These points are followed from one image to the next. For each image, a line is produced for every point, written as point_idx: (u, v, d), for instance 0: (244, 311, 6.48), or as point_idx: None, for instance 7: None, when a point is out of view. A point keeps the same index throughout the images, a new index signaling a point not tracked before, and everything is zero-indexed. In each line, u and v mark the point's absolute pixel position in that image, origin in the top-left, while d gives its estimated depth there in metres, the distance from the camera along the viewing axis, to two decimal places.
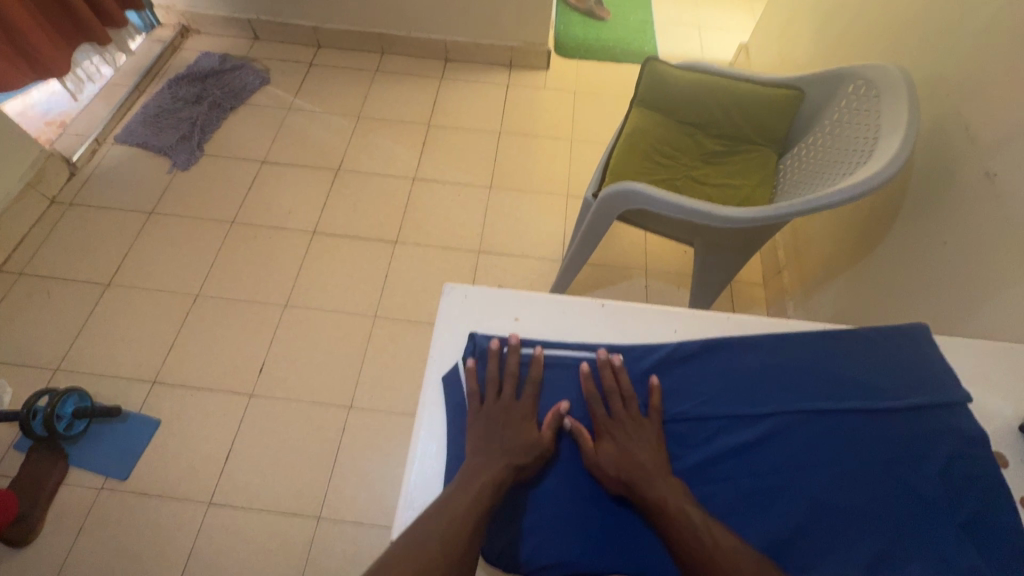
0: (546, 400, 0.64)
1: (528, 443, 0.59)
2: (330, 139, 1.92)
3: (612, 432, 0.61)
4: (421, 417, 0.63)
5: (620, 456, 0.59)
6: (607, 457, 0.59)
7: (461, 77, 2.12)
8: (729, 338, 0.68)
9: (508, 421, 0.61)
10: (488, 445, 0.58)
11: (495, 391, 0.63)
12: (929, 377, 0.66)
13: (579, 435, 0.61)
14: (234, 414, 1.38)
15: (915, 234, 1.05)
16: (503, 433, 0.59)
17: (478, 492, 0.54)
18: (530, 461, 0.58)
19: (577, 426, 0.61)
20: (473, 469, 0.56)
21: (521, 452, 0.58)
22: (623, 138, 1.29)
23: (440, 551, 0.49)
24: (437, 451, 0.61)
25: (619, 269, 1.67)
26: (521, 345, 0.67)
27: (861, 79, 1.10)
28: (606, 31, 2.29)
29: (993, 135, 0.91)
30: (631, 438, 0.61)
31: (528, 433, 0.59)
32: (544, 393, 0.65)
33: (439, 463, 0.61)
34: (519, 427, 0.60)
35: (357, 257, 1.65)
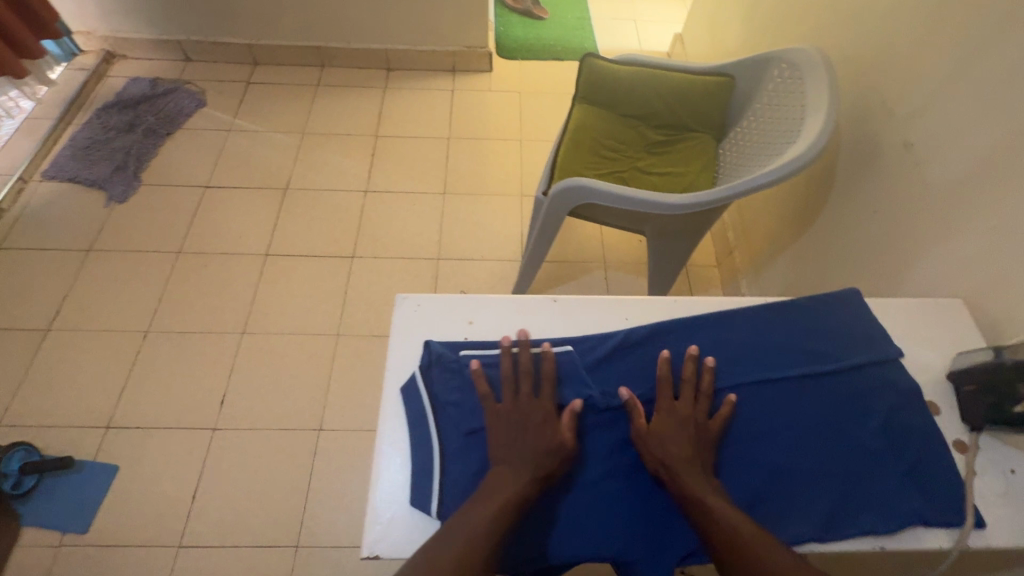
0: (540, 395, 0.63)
1: (551, 446, 0.58)
2: (275, 157, 1.87)
3: (667, 415, 0.61)
4: (383, 431, 0.63)
5: (677, 441, 0.59)
6: (661, 441, 0.59)
7: (405, 85, 2.10)
8: (677, 320, 0.70)
9: (529, 421, 0.59)
10: (510, 450, 0.58)
11: (512, 392, 0.62)
12: (864, 340, 0.70)
13: (635, 412, 0.61)
14: (198, 451, 1.33)
15: (849, 205, 1.11)
16: (526, 438, 0.58)
17: (503, 502, 0.53)
18: (554, 464, 0.57)
19: (632, 400, 0.62)
20: (496, 478, 0.56)
21: (546, 457, 0.57)
22: (568, 135, 1.32)
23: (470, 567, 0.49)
24: (405, 463, 0.61)
25: (578, 263, 1.69)
26: (472, 348, 0.67)
27: (784, 62, 1.15)
28: (545, 30, 2.31)
29: (907, 107, 0.97)
30: (689, 425, 0.61)
31: (547, 435, 0.59)
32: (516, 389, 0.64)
33: (406, 476, 0.60)
34: (540, 429, 0.59)
35: (314, 276, 1.61)
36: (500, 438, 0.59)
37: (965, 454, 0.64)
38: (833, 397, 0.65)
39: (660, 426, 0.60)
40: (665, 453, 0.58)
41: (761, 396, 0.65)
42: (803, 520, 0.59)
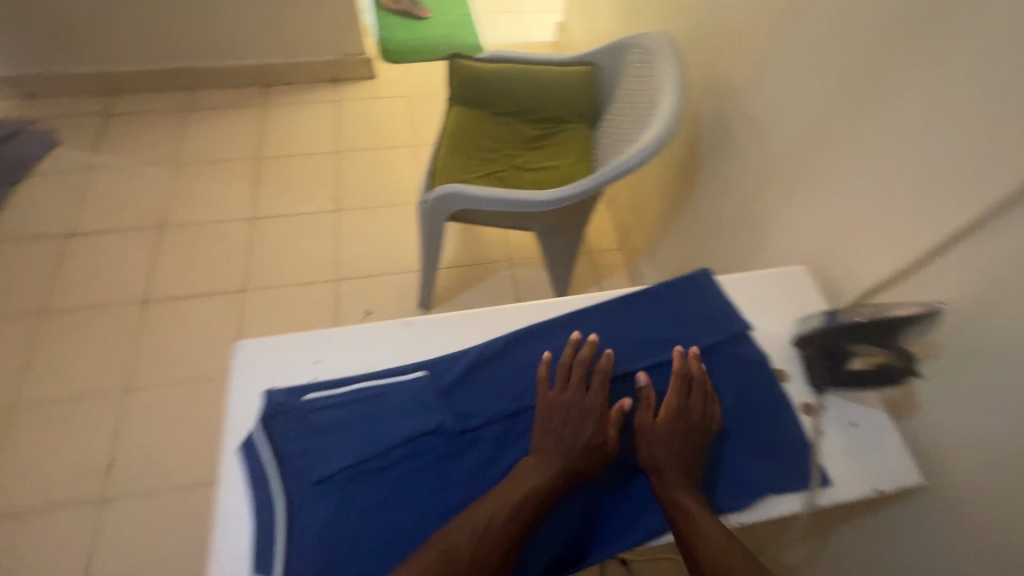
0: (402, 428, 0.60)
1: (591, 445, 0.59)
2: (146, 193, 1.73)
3: (673, 413, 0.62)
4: (219, 495, 0.57)
5: (676, 442, 0.60)
6: (661, 445, 0.61)
7: (285, 100, 1.99)
8: (532, 326, 0.69)
9: (571, 415, 0.60)
10: (548, 442, 0.59)
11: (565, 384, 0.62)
12: (712, 319, 0.72)
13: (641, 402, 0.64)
14: (84, 528, 1.21)
15: (713, 180, 1.14)
16: (566, 435, 0.59)
17: (526, 493, 0.56)
18: (587, 461, 0.59)
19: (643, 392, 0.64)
20: (528, 469, 0.58)
21: (580, 453, 0.59)
22: (443, 139, 1.28)
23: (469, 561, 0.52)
24: (246, 526, 0.56)
25: (484, 265, 1.67)
26: (318, 390, 0.63)
27: (636, 47, 1.18)
28: (429, 30, 2.26)
29: (745, 82, 1.01)
30: (693, 431, 0.61)
31: (584, 432, 0.60)
32: (371, 426, 0.61)
33: (247, 540, 0.55)
34: (581, 425, 0.60)
35: (202, 317, 1.50)
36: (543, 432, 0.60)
37: (812, 417, 0.67)
38: None
39: (665, 422, 0.61)
40: (666, 457, 0.60)
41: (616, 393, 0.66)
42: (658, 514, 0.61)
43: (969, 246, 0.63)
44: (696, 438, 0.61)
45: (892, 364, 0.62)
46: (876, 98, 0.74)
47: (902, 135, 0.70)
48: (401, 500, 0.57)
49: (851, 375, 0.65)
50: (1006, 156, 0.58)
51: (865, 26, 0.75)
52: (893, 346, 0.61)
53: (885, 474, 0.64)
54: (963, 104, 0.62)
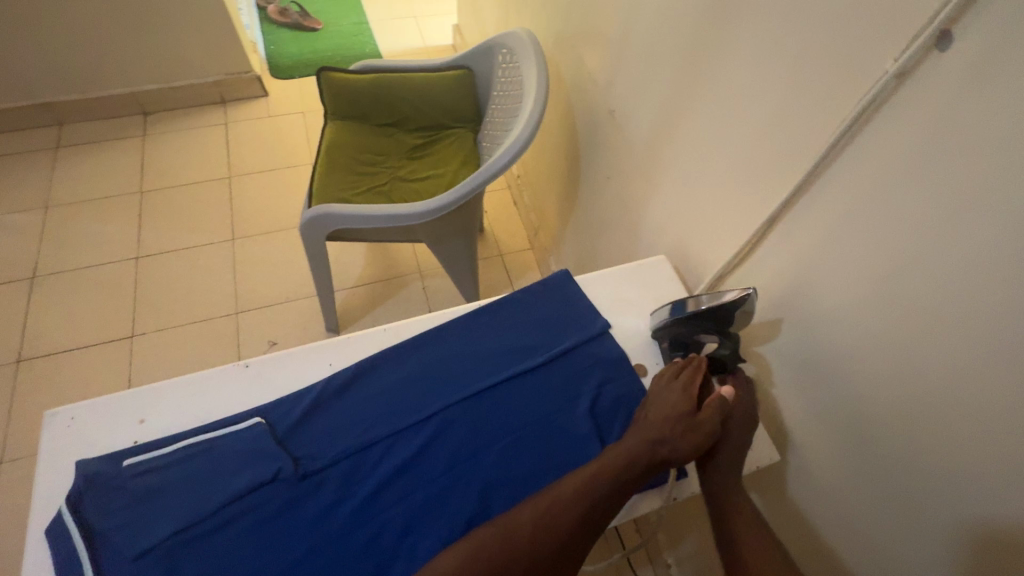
0: (237, 482, 0.56)
1: (680, 421, 0.59)
2: (13, 243, 1.58)
3: (743, 414, 0.62)
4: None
5: (741, 436, 0.62)
6: (727, 439, 0.61)
7: (168, 128, 1.87)
8: (381, 353, 0.67)
9: (662, 395, 0.61)
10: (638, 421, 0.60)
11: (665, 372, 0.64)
12: (571, 320, 0.72)
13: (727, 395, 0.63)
14: None
15: (594, 174, 1.15)
16: (656, 412, 0.60)
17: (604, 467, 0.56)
18: (675, 436, 0.58)
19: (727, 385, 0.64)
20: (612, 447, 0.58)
21: (668, 428, 0.58)
22: (321, 157, 1.23)
23: (527, 548, 0.51)
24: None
25: (394, 279, 1.63)
26: (140, 453, 0.58)
27: (503, 47, 1.16)
28: (321, 41, 2.18)
29: (605, 76, 1.02)
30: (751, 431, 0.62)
31: (675, 408, 0.59)
32: (204, 486, 0.56)
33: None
34: (670, 402, 0.60)
35: (87, 371, 1.39)
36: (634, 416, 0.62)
37: None
38: (544, 391, 0.66)
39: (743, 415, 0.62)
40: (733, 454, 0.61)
41: (471, 412, 0.64)
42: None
43: (791, 217, 0.64)
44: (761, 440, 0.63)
45: (722, 352, 0.64)
46: (702, 81, 0.75)
47: (727, 120, 0.72)
48: (240, 561, 0.53)
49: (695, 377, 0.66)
50: (804, 133, 0.60)
51: (686, 12, 0.76)
52: (728, 336, 0.64)
53: None
54: (766, 83, 0.63)
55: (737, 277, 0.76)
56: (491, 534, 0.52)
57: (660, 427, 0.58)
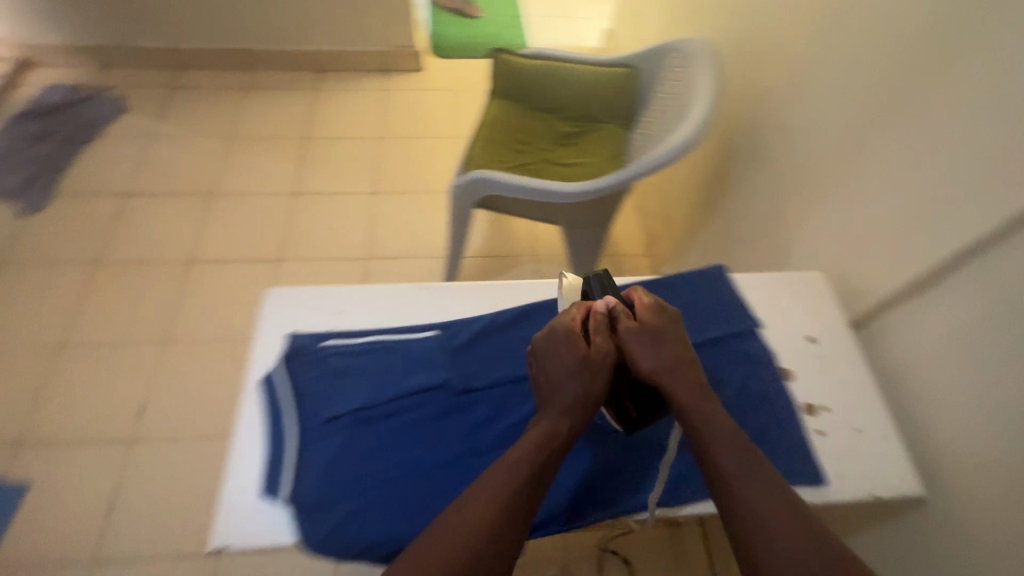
0: (412, 380, 0.64)
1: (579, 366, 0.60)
2: (200, 163, 1.83)
3: (643, 329, 0.63)
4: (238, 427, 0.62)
5: (655, 345, 0.63)
6: (645, 355, 0.62)
7: (336, 86, 2.08)
8: (545, 302, 0.73)
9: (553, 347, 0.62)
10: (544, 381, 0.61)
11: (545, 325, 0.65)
12: (725, 311, 0.74)
13: (618, 317, 0.64)
14: (115, 464, 1.29)
15: (745, 187, 1.15)
16: (552, 367, 0.61)
17: (531, 442, 0.57)
18: (582, 382, 0.60)
19: (612, 305, 0.65)
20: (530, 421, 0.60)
21: (571, 377, 0.60)
22: (482, 130, 1.33)
23: (482, 531, 0.51)
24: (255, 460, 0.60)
25: (511, 256, 1.70)
26: (335, 338, 0.67)
27: (677, 51, 1.19)
28: (480, 28, 2.32)
29: (785, 92, 1.02)
30: (663, 336, 0.63)
31: (566, 356, 0.61)
32: (380, 376, 0.65)
33: (259, 473, 0.60)
34: (559, 352, 0.61)
35: (240, 281, 1.59)
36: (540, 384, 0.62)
37: (814, 416, 0.68)
38: None
39: (648, 328, 0.63)
40: (664, 372, 0.61)
41: None
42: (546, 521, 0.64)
43: (1009, 246, 0.63)
44: (676, 337, 0.65)
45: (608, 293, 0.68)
46: (921, 99, 0.74)
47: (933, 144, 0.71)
48: (405, 444, 0.61)
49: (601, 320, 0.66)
50: None
51: (905, 32, 0.75)
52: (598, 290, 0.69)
53: (885, 477, 0.65)
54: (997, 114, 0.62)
55: (918, 301, 0.74)
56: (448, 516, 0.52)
57: (563, 385, 0.60)
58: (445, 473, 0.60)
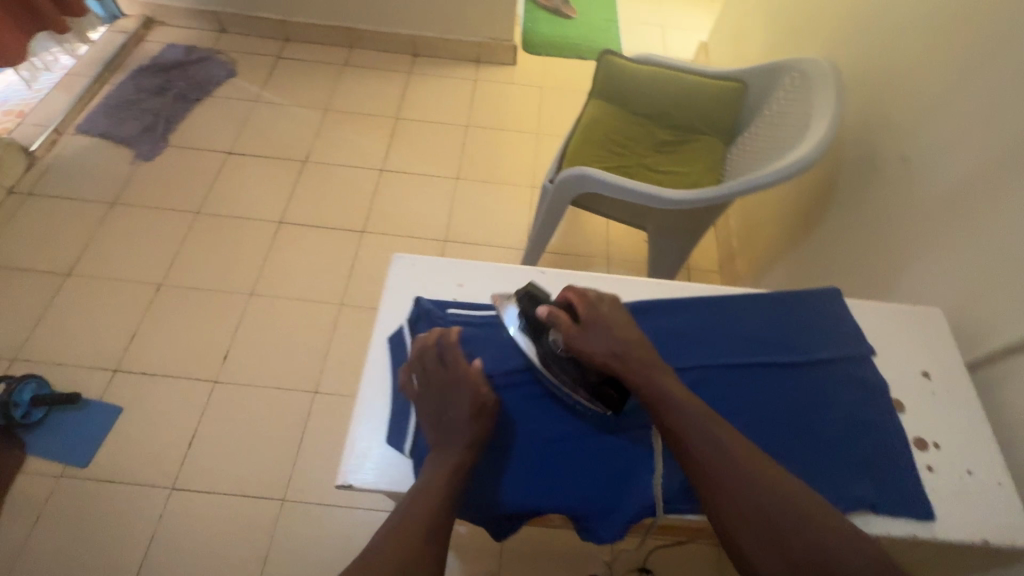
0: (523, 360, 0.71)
1: (476, 409, 0.63)
2: (297, 131, 1.92)
3: (579, 333, 0.67)
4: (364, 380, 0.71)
5: (601, 337, 0.67)
6: (588, 350, 0.66)
7: (428, 71, 2.14)
8: (655, 302, 0.76)
9: (449, 390, 0.64)
10: (439, 420, 0.64)
11: (421, 366, 0.66)
12: (836, 335, 0.73)
13: (556, 320, 0.68)
14: (198, 401, 1.38)
15: (848, 213, 1.13)
16: (450, 408, 0.64)
17: (441, 478, 0.60)
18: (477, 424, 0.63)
19: (553, 312, 0.69)
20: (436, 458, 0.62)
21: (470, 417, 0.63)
22: (580, 128, 1.34)
23: (419, 550, 0.56)
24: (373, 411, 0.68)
25: (584, 256, 1.70)
26: (456, 308, 0.73)
27: (797, 71, 1.18)
28: (572, 29, 2.34)
29: (909, 120, 1.00)
30: (603, 330, 0.67)
31: (465, 399, 0.64)
32: (495, 352, 0.70)
33: (377, 424, 0.67)
34: (457, 396, 0.64)
35: (324, 247, 1.66)
36: (438, 420, 0.64)
37: (924, 451, 0.67)
38: (798, 389, 0.69)
39: (592, 323, 0.68)
40: (617, 358, 0.65)
41: (725, 379, 0.69)
42: (476, 519, 0.67)
43: None
44: (616, 325, 0.68)
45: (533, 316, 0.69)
46: None
47: None
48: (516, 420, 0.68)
49: (542, 328, 0.69)
50: None
51: None
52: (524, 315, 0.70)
53: (998, 524, 0.63)
54: None
55: None
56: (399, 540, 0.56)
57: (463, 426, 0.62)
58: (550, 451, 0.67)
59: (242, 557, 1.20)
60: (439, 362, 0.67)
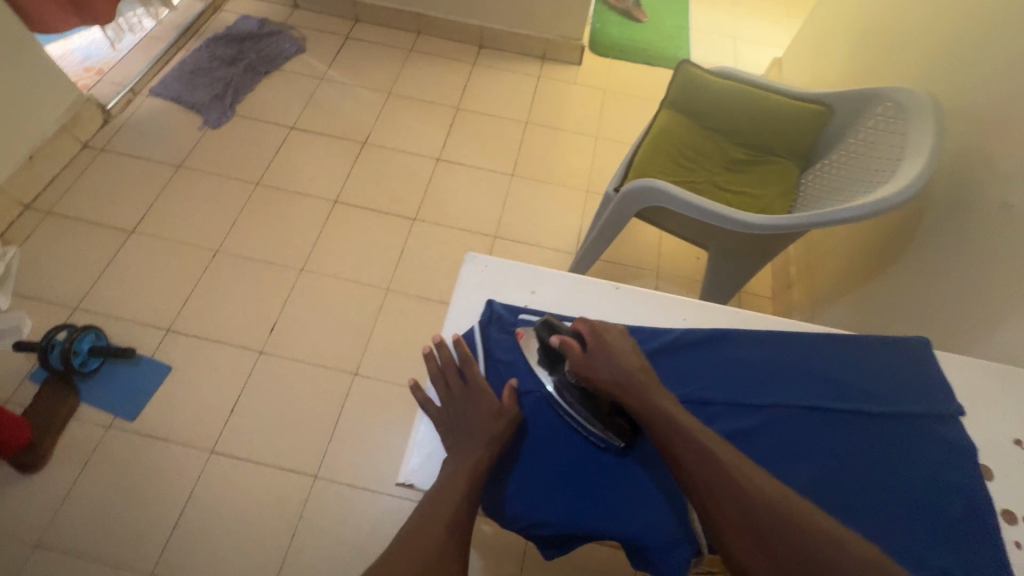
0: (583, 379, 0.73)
1: (495, 419, 0.67)
2: (360, 112, 1.94)
3: (585, 359, 0.69)
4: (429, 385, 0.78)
5: (605, 365, 0.68)
6: (593, 377, 0.68)
7: (493, 64, 2.13)
8: (732, 332, 0.74)
9: (470, 402, 0.70)
10: (462, 428, 0.68)
11: (447, 387, 0.73)
12: (924, 390, 0.69)
13: (567, 348, 0.70)
14: (243, 370, 1.41)
15: (930, 257, 1.07)
16: (474, 418, 0.68)
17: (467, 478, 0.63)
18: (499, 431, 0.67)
19: (565, 340, 0.70)
20: (458, 459, 0.65)
21: (493, 424, 0.67)
22: (650, 137, 1.30)
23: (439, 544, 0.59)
24: (427, 416, 0.73)
25: (634, 267, 1.67)
26: (523, 315, 0.77)
27: (890, 101, 1.11)
28: (641, 33, 2.29)
29: (1013, 167, 0.93)
30: (609, 358, 0.68)
31: (484, 409, 0.68)
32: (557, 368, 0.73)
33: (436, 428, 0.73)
34: (477, 408, 0.69)
35: (376, 231, 1.67)
36: (452, 433, 0.69)
37: (1013, 526, 0.63)
38: (872, 441, 0.66)
39: (598, 350, 0.69)
40: (618, 386, 0.67)
41: (800, 422, 0.67)
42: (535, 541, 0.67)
43: None
44: (621, 352, 0.69)
45: (546, 341, 0.72)
46: None
47: None
48: (572, 440, 0.69)
49: (555, 355, 0.72)
50: None
51: None
52: (539, 340, 0.73)
53: None
54: None
55: None
56: (427, 538, 0.60)
57: (481, 434, 0.66)
58: (605, 475, 0.68)
59: (271, 530, 1.22)
60: (460, 380, 0.73)
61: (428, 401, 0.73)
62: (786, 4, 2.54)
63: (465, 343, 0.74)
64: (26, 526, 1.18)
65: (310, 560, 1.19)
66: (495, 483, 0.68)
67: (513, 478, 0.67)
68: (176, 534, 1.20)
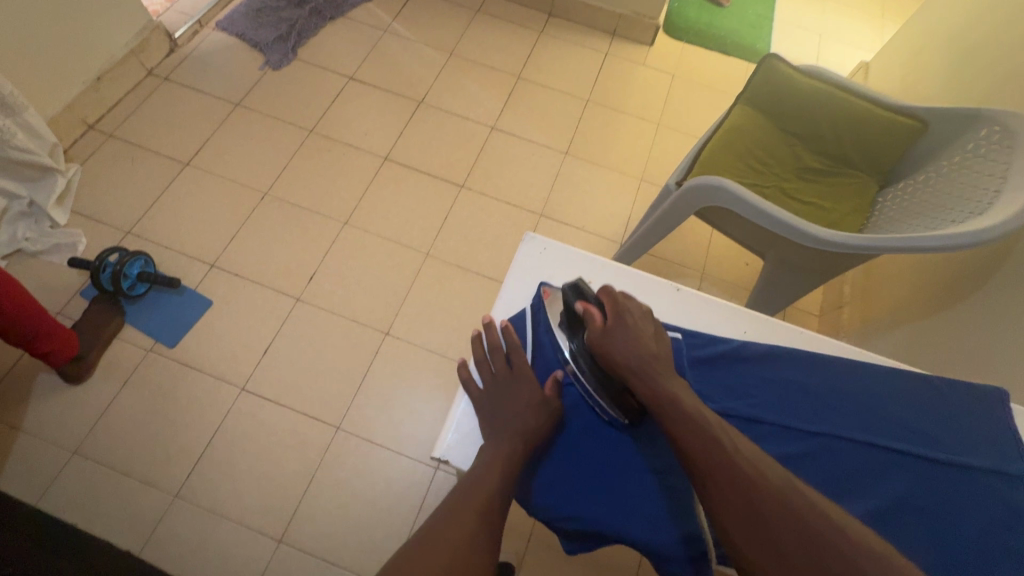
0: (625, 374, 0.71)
1: (538, 406, 0.67)
2: (420, 69, 1.90)
3: (603, 329, 0.66)
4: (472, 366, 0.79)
5: (620, 338, 0.65)
6: (604, 348, 0.65)
7: (560, 35, 2.05)
8: (792, 353, 0.72)
9: (513, 387, 0.70)
10: (503, 411, 0.68)
11: (490, 369, 0.74)
12: (994, 443, 0.65)
13: (588, 316, 0.68)
14: (279, 314, 1.43)
15: (1011, 296, 0.98)
16: (517, 403, 0.68)
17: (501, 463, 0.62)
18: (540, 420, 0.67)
19: (588, 307, 0.68)
20: (497, 442, 0.65)
21: (535, 411, 0.67)
22: (720, 133, 1.24)
23: (473, 526, 0.58)
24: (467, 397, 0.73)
25: (679, 265, 1.61)
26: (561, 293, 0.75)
27: (996, 124, 1.02)
28: (721, 19, 2.16)
29: None
30: (629, 333, 0.66)
31: (527, 395, 0.69)
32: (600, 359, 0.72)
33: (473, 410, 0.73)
34: (520, 393, 0.69)
35: (422, 193, 1.65)
36: (490, 418, 0.69)
37: None
38: (929, 487, 0.62)
39: (619, 325, 0.66)
40: (636, 365, 0.63)
41: (853, 455, 0.64)
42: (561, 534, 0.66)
43: None
44: (641, 327, 0.67)
45: (570, 308, 0.71)
46: None
47: None
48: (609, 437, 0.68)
49: (578, 322, 0.70)
50: None
51: None
52: (565, 307, 0.71)
53: None
54: None
55: None
56: (460, 522, 0.58)
57: (522, 419, 0.66)
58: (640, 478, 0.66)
59: (290, 472, 1.26)
60: (505, 366, 0.73)
61: (471, 381, 0.73)
62: (881, 4, 2.36)
63: (513, 330, 0.75)
64: (67, 434, 1.24)
65: (323, 507, 1.23)
66: (529, 471, 0.67)
67: (547, 466, 0.67)
68: (202, 463, 1.25)
